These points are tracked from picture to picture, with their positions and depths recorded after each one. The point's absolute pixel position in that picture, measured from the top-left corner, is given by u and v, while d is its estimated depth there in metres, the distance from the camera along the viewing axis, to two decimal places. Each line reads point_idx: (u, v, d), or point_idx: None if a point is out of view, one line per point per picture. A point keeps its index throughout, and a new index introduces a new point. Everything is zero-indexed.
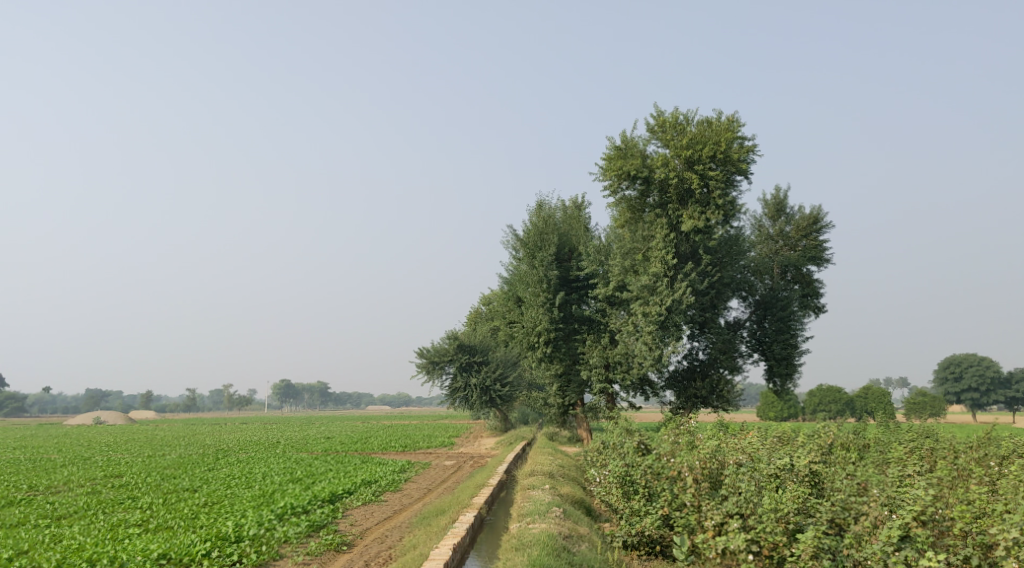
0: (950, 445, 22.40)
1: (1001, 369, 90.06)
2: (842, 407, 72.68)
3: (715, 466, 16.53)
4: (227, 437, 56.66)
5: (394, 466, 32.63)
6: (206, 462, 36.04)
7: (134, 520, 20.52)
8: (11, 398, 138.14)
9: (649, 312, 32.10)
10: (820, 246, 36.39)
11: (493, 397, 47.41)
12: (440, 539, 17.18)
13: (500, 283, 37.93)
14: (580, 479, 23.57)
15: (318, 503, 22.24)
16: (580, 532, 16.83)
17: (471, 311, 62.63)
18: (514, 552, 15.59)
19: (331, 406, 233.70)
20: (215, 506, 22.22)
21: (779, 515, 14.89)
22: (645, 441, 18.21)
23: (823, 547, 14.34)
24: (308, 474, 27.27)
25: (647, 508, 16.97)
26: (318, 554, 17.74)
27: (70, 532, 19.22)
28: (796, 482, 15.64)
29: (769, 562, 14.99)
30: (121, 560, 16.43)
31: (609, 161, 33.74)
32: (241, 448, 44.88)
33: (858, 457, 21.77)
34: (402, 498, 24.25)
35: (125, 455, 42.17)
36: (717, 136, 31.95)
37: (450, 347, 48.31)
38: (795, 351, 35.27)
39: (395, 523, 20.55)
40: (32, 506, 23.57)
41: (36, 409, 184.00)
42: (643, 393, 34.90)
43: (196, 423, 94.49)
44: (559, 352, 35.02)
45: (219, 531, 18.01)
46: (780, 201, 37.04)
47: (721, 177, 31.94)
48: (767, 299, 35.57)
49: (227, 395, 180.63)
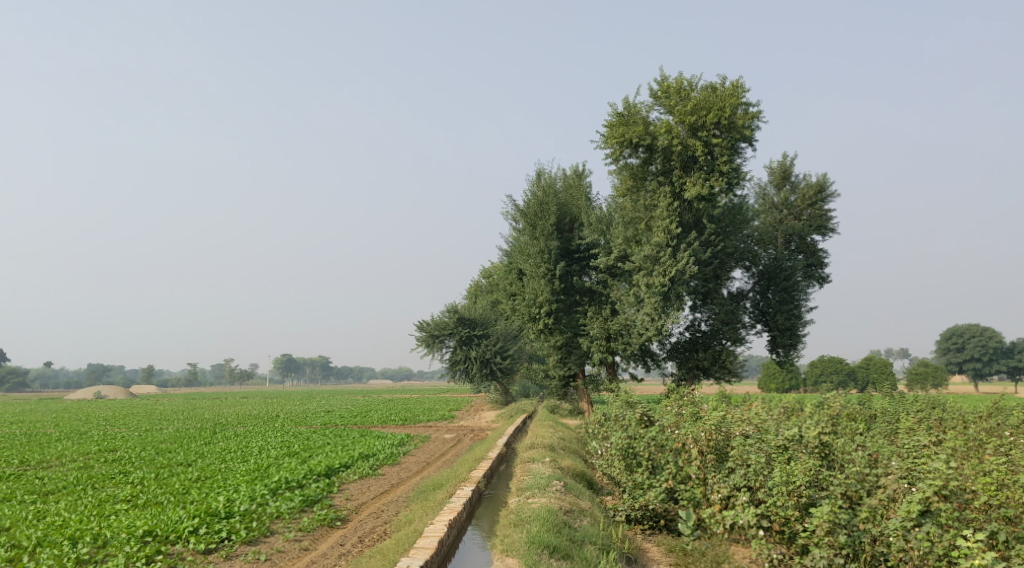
0: (958, 415, 21.89)
1: (1004, 339, 89.26)
2: (845, 378, 72.19)
3: (721, 438, 15.94)
4: (226, 412, 56.11)
5: (393, 439, 32.12)
6: (203, 437, 35.58)
7: (123, 496, 19.93)
8: (12, 372, 137.72)
9: (652, 282, 31.35)
10: (825, 215, 35.63)
11: (493, 369, 46.95)
12: (436, 514, 16.57)
13: (501, 254, 37.17)
14: (582, 453, 22.89)
15: (313, 477, 21.67)
16: (581, 507, 16.19)
17: (471, 284, 61.88)
18: (512, 528, 14.93)
19: (332, 380, 234.55)
20: (208, 480, 21.67)
21: (791, 489, 14.19)
22: (649, 411, 17.46)
23: (838, 522, 13.46)
24: (305, 448, 26.70)
25: (650, 481, 16.40)
26: (311, 530, 17.11)
27: (55, 508, 18.61)
28: (806, 454, 14.81)
29: (781, 538, 14.35)
30: (104, 538, 15.72)
31: (611, 127, 32.85)
32: (239, 422, 44.45)
33: (866, 427, 21.26)
34: (400, 472, 23.73)
35: (122, 429, 41.72)
36: (721, 102, 30.98)
37: (450, 319, 47.63)
38: (799, 322, 34.54)
39: (392, 497, 19.97)
40: (21, 481, 23.06)
41: (38, 382, 184.70)
42: (645, 364, 34.30)
43: (193, 396, 96.14)
44: (560, 324, 34.34)
45: (209, 508, 17.41)
46: (786, 168, 36.20)
47: (725, 144, 31.06)
48: (771, 270, 34.82)
49: (228, 369, 180.92)
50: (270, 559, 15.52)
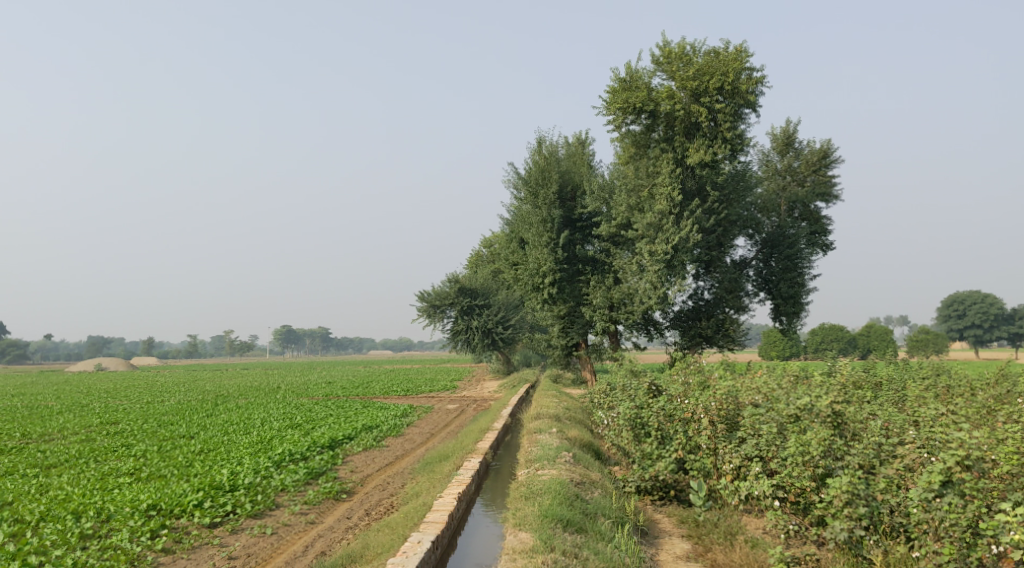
0: (966, 382, 21.61)
1: (1005, 306, 88.83)
2: (845, 346, 71.98)
3: (731, 407, 15.72)
4: (228, 383, 56.03)
5: (396, 410, 31.93)
6: (205, 409, 35.39)
7: (126, 469, 19.72)
8: (13, 345, 137.52)
9: (654, 251, 31.00)
10: (829, 181, 35.18)
11: (495, 340, 46.68)
12: (444, 487, 16.36)
13: (503, 223, 36.79)
14: (587, 423, 22.64)
15: (317, 449, 21.46)
16: (592, 479, 15.96)
17: (471, 255, 61.48)
18: (523, 501, 14.71)
19: (332, 351, 234.83)
20: (211, 453, 21.47)
21: (807, 460, 13.92)
22: (656, 382, 17.45)
23: (857, 493, 13.25)
24: (307, 420, 26.47)
25: (660, 451, 16.18)
26: (317, 503, 16.90)
27: (58, 482, 18.39)
28: (818, 424, 14.35)
29: (796, 508, 14.19)
30: (108, 512, 15.47)
31: (613, 93, 32.29)
32: (241, 393, 44.30)
33: (874, 394, 21.02)
34: (404, 443, 23.51)
35: (123, 402, 41.54)
36: (725, 67, 30.38)
37: (451, 290, 47.26)
38: (802, 290, 34.23)
39: (397, 470, 19.76)
40: (23, 455, 22.86)
41: (38, 354, 184.49)
42: (647, 333, 34.04)
43: (194, 368, 96.15)
44: (563, 293, 34.01)
45: (213, 481, 17.20)
46: (790, 135, 35.72)
47: (728, 110, 30.52)
48: (774, 237, 34.46)
49: (229, 340, 180.96)
50: (276, 533, 15.31)
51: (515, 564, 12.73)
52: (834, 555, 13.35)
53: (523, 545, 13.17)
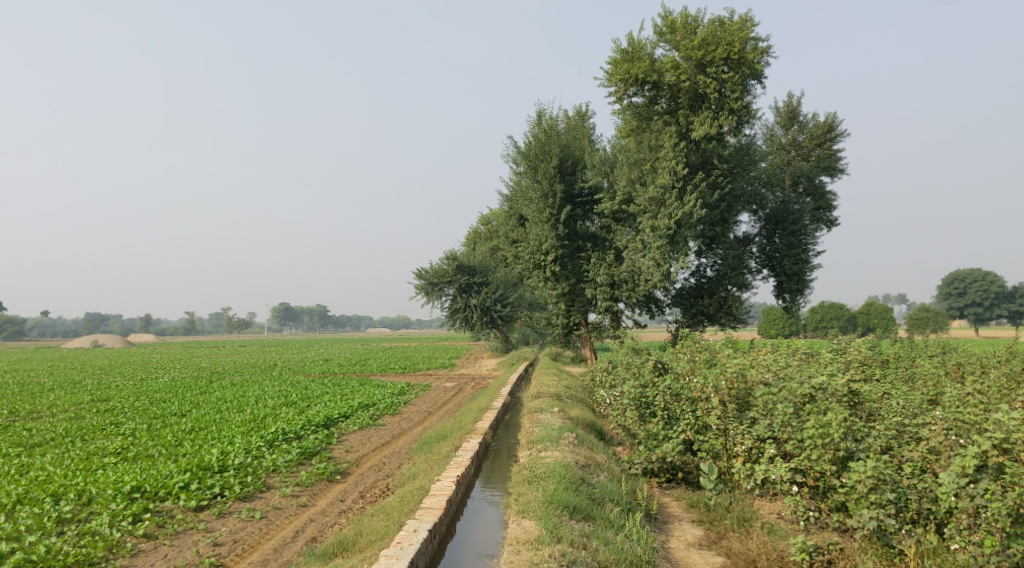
0: (978, 360, 20.92)
1: (1006, 284, 87.93)
2: (845, 324, 71.37)
3: (742, 387, 14.85)
4: (225, 360, 55.02)
5: (394, 388, 31.17)
6: (200, 386, 34.69)
7: (113, 448, 19.00)
8: (10, 322, 136.82)
9: (657, 227, 30.18)
10: (834, 156, 34.34)
11: (493, 318, 45.96)
12: (442, 468, 15.64)
13: (502, 198, 35.90)
14: (589, 402, 21.88)
15: (312, 428, 20.70)
16: (596, 461, 15.23)
17: (470, 231, 60.58)
18: (527, 486, 13.99)
19: (330, 328, 234.37)
20: (202, 432, 20.75)
21: (826, 443, 13.14)
22: (661, 359, 16.69)
23: (884, 478, 12.53)
24: (302, 398, 25.71)
25: (667, 432, 15.53)
26: (309, 485, 16.15)
27: (40, 463, 17.63)
28: (834, 404, 13.66)
29: (815, 493, 13.47)
30: (89, 495, 14.72)
31: (615, 65, 31.33)
32: (236, 370, 43.60)
33: (884, 371, 20.34)
34: (401, 422, 22.74)
35: (116, 379, 40.80)
36: (730, 37, 29.37)
37: (450, 267, 46.36)
38: (807, 266, 33.39)
39: (394, 450, 19.03)
40: (7, 433, 22.16)
41: (35, 331, 183.36)
42: (649, 311, 33.25)
43: (188, 342, 95.99)
44: (564, 271, 33.12)
45: (201, 462, 16.44)
46: (793, 108, 34.90)
47: (735, 80, 29.50)
48: (778, 213, 33.56)
49: (228, 318, 180.38)
50: (266, 517, 14.59)
51: (518, 556, 12.02)
52: (861, 545, 12.57)
53: (528, 535, 12.44)
